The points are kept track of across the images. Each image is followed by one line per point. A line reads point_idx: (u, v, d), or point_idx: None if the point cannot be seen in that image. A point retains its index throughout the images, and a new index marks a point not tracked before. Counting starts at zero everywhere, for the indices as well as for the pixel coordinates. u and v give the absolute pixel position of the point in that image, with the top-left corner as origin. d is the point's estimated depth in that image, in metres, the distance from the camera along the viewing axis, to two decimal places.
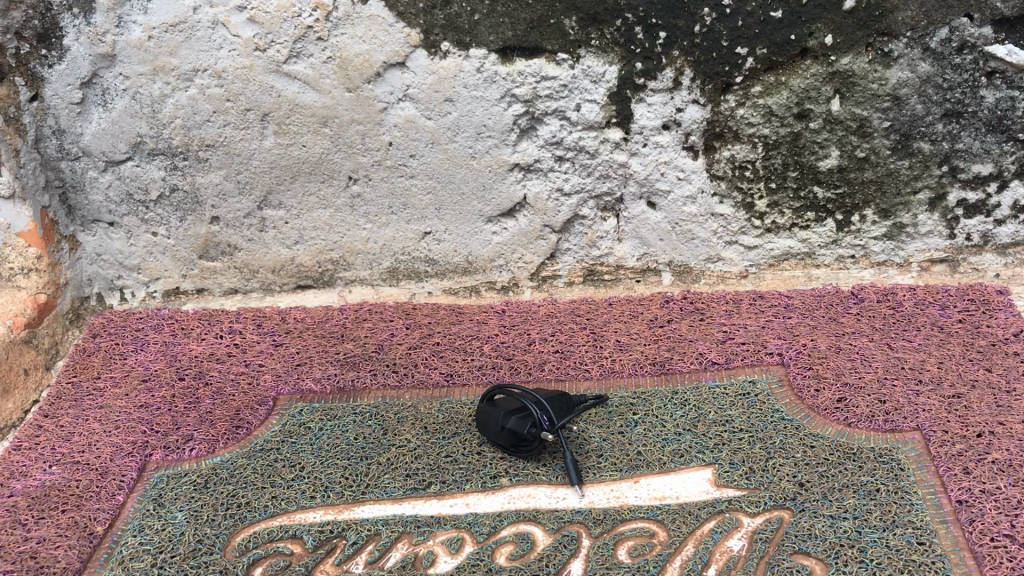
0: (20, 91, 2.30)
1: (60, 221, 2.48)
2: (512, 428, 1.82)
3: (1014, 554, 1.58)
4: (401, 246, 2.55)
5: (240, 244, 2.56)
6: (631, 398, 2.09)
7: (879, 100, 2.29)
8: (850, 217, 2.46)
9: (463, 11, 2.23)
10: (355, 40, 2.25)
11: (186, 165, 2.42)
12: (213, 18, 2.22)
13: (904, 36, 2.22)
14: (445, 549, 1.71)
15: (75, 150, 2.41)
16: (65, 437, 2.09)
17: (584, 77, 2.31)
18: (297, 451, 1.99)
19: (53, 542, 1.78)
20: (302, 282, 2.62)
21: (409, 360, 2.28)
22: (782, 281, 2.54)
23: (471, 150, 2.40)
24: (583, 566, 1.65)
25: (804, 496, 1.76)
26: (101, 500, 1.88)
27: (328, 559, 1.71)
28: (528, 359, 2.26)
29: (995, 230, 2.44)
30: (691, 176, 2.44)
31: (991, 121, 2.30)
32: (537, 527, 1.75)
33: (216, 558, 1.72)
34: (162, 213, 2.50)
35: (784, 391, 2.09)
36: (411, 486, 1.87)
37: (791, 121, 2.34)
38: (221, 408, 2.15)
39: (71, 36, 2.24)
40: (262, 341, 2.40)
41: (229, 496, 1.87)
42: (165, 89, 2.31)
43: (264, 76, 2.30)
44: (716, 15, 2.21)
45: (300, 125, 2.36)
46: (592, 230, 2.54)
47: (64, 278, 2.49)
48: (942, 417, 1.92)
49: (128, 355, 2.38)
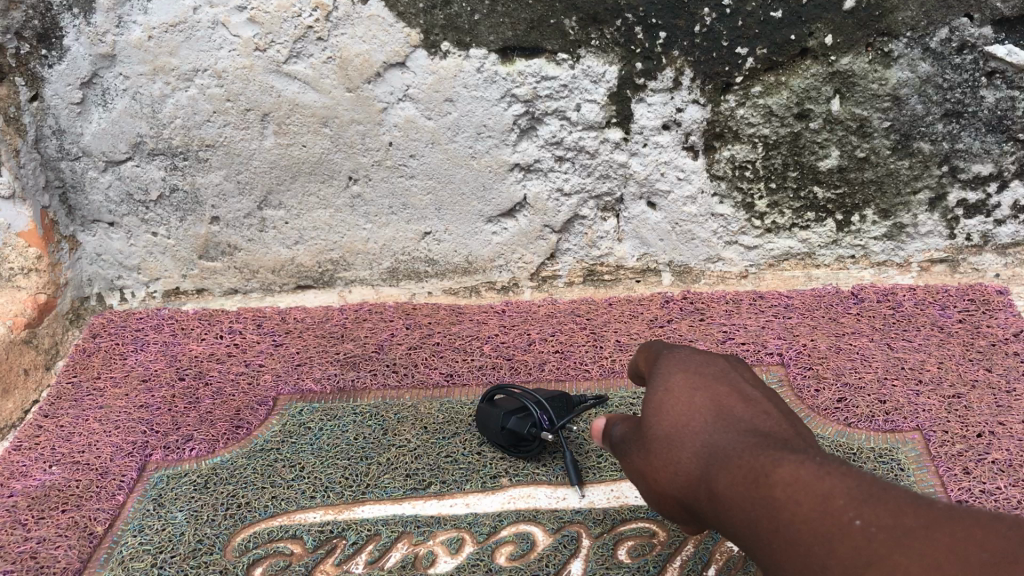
0: (20, 91, 2.29)
1: (60, 221, 2.47)
2: (514, 428, 1.83)
3: None
4: (401, 246, 2.55)
5: (239, 244, 2.55)
6: (632, 398, 2.10)
7: (879, 100, 2.29)
8: (850, 216, 2.46)
9: (463, 11, 2.22)
10: (355, 40, 2.25)
11: (186, 165, 2.42)
12: (213, 18, 2.21)
13: (905, 36, 2.21)
14: (445, 549, 1.71)
15: (75, 150, 2.40)
16: (65, 437, 2.09)
17: (584, 77, 2.31)
18: (298, 452, 1.99)
19: (52, 543, 1.78)
20: (302, 282, 2.62)
21: (409, 360, 2.28)
22: (782, 281, 2.54)
23: (471, 151, 2.40)
24: (584, 566, 1.66)
25: None
26: (101, 501, 1.88)
27: (328, 559, 1.71)
28: (528, 359, 2.26)
29: (996, 230, 2.44)
30: (691, 176, 2.44)
31: (992, 121, 2.30)
32: (538, 527, 1.75)
33: (216, 558, 1.72)
34: (162, 213, 2.50)
35: (784, 391, 2.09)
36: (411, 486, 1.87)
37: (791, 121, 2.34)
38: (221, 408, 2.15)
39: (71, 36, 2.24)
40: (262, 341, 2.40)
41: (229, 496, 1.87)
42: (165, 89, 2.31)
43: (264, 76, 2.29)
44: (716, 15, 2.21)
45: (301, 125, 2.36)
46: (592, 230, 2.54)
47: (65, 278, 2.49)
48: (941, 417, 1.92)
49: (128, 355, 2.38)
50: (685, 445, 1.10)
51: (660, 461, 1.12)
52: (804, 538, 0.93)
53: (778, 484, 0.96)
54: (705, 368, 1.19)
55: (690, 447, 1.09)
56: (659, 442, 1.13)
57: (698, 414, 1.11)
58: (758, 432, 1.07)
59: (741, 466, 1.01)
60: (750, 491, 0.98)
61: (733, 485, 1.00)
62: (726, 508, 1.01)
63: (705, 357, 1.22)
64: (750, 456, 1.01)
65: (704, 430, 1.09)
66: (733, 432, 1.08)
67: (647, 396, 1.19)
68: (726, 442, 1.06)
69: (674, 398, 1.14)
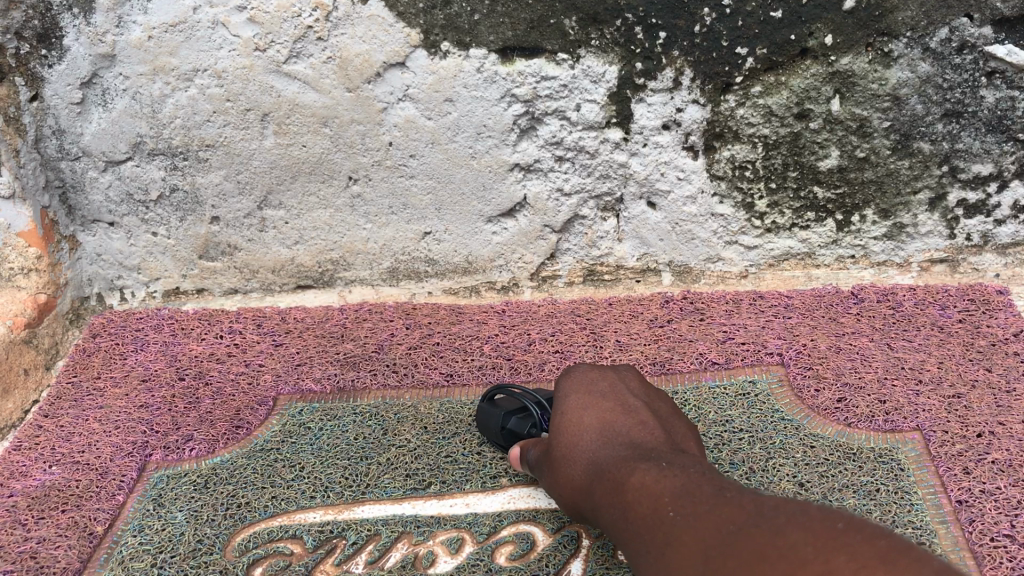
0: (20, 91, 2.29)
1: (60, 221, 2.46)
2: (514, 428, 1.84)
3: (1014, 554, 1.58)
4: (401, 246, 2.55)
5: (239, 244, 2.55)
6: None
7: (879, 100, 2.29)
8: (850, 216, 2.46)
9: (463, 11, 2.22)
10: (355, 40, 2.25)
11: (186, 165, 2.42)
12: (213, 18, 2.21)
13: (904, 36, 2.21)
14: (445, 549, 1.71)
15: (75, 150, 2.40)
16: (65, 437, 2.09)
17: (584, 77, 2.31)
18: (297, 452, 1.99)
19: (52, 543, 1.78)
20: (302, 282, 2.61)
21: (409, 360, 2.28)
22: (782, 281, 2.54)
23: (471, 151, 2.41)
24: (583, 566, 1.66)
25: (804, 497, 1.77)
26: (101, 500, 1.88)
27: (328, 559, 1.71)
28: (528, 359, 2.26)
29: (996, 231, 2.44)
30: (691, 176, 2.44)
31: (991, 121, 2.30)
32: (537, 527, 1.75)
33: (216, 558, 1.72)
34: (162, 213, 2.49)
35: (784, 391, 2.09)
36: (411, 486, 1.87)
37: (791, 121, 2.34)
38: (221, 408, 2.15)
39: (71, 36, 2.24)
40: (262, 341, 2.40)
41: (229, 496, 1.87)
42: (165, 89, 2.30)
43: (264, 76, 2.29)
44: (716, 15, 2.21)
45: (300, 125, 2.36)
46: (592, 230, 2.54)
47: (65, 279, 2.49)
48: (941, 417, 1.92)
49: (128, 355, 2.38)
50: (577, 458, 1.36)
51: (560, 467, 1.41)
52: (640, 532, 1.10)
53: (629, 488, 1.17)
54: (597, 385, 1.48)
55: (576, 457, 1.37)
56: (556, 447, 1.44)
57: (587, 431, 1.38)
58: (632, 443, 1.31)
59: (608, 472, 1.26)
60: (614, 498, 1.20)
61: (602, 490, 1.25)
62: (598, 506, 1.26)
63: (597, 371, 1.53)
64: (616, 467, 1.25)
65: (584, 443, 1.37)
66: (610, 443, 1.33)
67: (554, 410, 1.50)
68: (601, 453, 1.32)
69: (569, 408, 1.44)
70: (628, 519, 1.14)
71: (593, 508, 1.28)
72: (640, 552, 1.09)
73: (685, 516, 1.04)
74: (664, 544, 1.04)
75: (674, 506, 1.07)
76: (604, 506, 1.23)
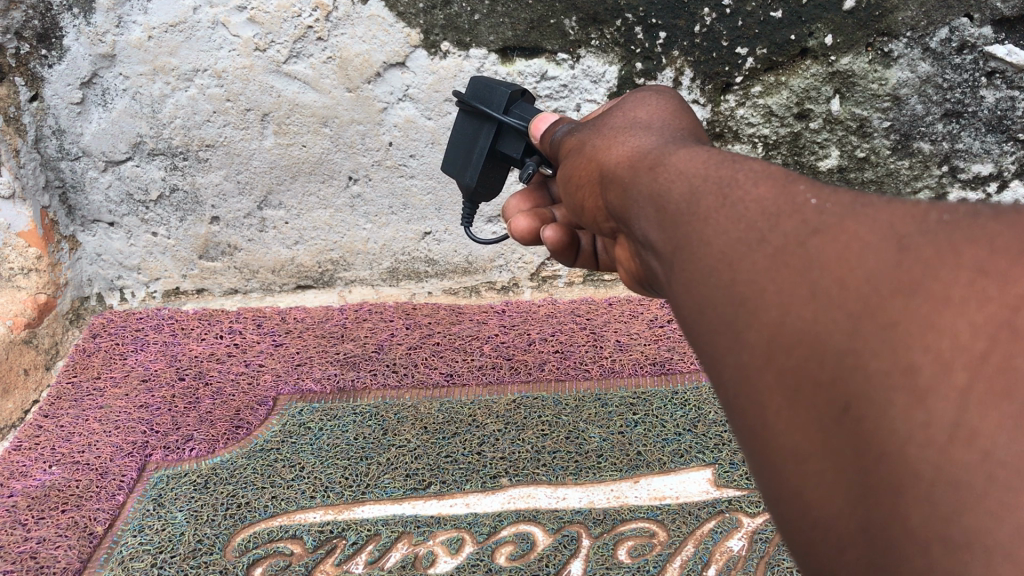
0: (20, 91, 2.27)
1: (60, 221, 2.45)
2: (521, 115, 1.40)
3: None
4: (401, 246, 2.56)
5: (240, 244, 2.55)
6: (632, 398, 2.10)
7: (879, 100, 2.30)
8: None
9: (463, 11, 2.23)
10: (355, 40, 2.26)
11: (186, 165, 2.41)
12: (213, 18, 2.21)
13: (904, 36, 2.22)
14: (445, 549, 1.71)
15: (75, 150, 2.38)
16: (65, 437, 2.09)
17: (584, 77, 2.31)
18: (297, 452, 1.99)
19: (52, 543, 1.78)
20: (302, 282, 2.61)
21: (409, 360, 2.29)
22: None
23: None
24: (583, 566, 1.66)
25: None
26: (101, 501, 1.88)
27: (328, 559, 1.71)
28: (528, 359, 2.26)
29: None
30: None
31: (991, 121, 2.30)
32: (538, 527, 1.75)
33: (216, 559, 1.72)
34: (162, 213, 2.49)
35: None
36: (411, 486, 1.87)
37: (791, 121, 2.34)
38: (221, 408, 2.15)
39: (71, 36, 2.22)
40: (262, 341, 2.41)
41: (229, 496, 1.87)
42: (165, 89, 2.30)
43: (264, 77, 2.29)
44: (716, 15, 2.20)
45: (301, 125, 2.36)
46: None
47: (65, 279, 2.48)
48: None
49: (128, 355, 2.38)
50: (641, 136, 0.90)
51: (604, 151, 0.94)
52: (754, 223, 0.63)
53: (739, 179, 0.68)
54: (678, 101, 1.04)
55: (675, 153, 0.80)
56: (616, 151, 0.91)
57: (669, 125, 0.94)
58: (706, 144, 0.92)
59: (707, 160, 0.74)
60: (701, 178, 0.72)
61: (675, 166, 0.77)
62: (657, 206, 0.75)
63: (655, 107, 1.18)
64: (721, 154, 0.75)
65: (695, 146, 0.81)
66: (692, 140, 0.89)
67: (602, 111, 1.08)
68: (728, 157, 0.73)
69: (654, 109, 0.99)
70: (717, 209, 0.66)
71: (659, 216, 0.74)
72: (734, 246, 0.63)
73: (847, 205, 0.59)
74: (803, 236, 0.59)
75: (825, 196, 0.61)
76: (691, 214, 0.69)
